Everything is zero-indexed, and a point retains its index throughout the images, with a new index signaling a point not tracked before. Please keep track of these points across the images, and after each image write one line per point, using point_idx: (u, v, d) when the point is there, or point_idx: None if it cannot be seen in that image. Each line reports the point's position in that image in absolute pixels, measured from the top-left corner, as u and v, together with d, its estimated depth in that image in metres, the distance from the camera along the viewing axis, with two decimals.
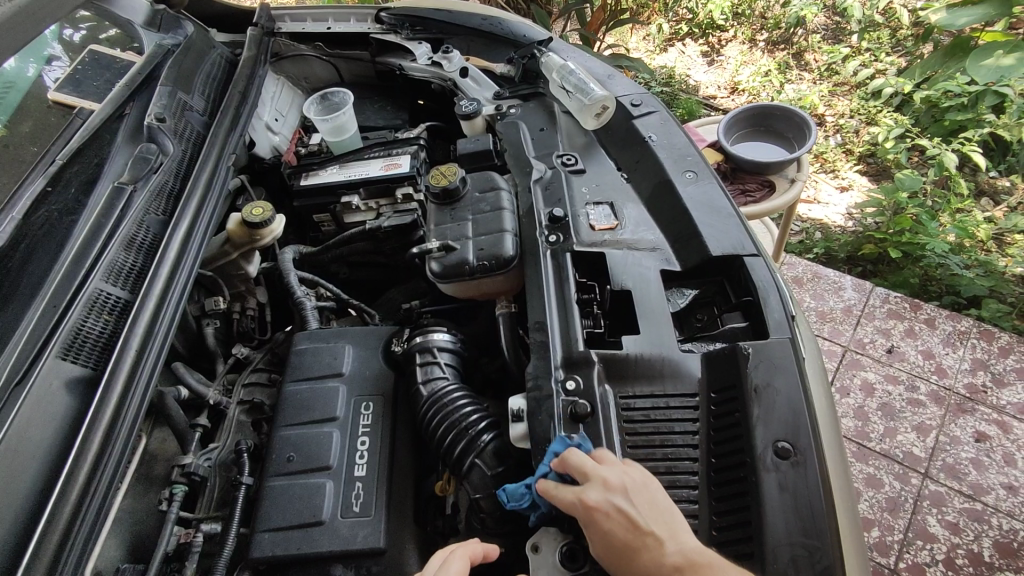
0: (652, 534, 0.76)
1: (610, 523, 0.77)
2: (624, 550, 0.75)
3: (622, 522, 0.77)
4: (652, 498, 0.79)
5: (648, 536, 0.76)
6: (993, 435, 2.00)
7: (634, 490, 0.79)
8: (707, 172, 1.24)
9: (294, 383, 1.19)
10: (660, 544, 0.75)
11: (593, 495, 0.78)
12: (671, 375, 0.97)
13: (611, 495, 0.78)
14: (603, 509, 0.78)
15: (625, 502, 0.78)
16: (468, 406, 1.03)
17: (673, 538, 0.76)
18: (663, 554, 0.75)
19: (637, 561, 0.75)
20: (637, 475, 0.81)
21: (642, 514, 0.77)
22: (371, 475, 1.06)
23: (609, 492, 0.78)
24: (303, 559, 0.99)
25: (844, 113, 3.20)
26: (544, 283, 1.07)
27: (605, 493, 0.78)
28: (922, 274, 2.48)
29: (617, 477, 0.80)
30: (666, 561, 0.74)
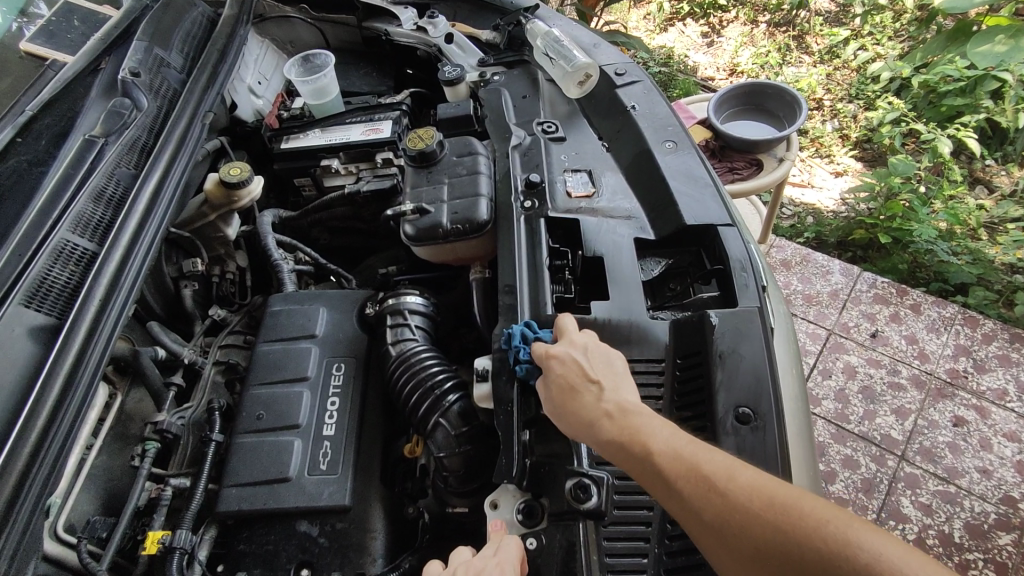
0: (595, 382, 0.79)
1: (562, 369, 0.82)
2: (567, 390, 0.80)
3: (574, 368, 0.81)
4: (608, 360, 0.82)
5: (590, 384, 0.79)
6: (971, 420, 2.01)
7: (594, 353, 0.83)
8: (687, 143, 1.23)
9: (267, 344, 1.20)
10: (599, 395, 0.78)
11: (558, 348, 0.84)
12: (638, 340, 0.97)
13: (571, 349, 0.83)
14: (561, 358, 0.83)
15: (580, 355, 0.82)
16: (436, 367, 1.03)
17: (613, 390, 0.78)
18: (598, 400, 0.77)
19: (574, 404, 0.78)
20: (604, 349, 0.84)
21: (595, 366, 0.81)
22: (339, 434, 1.07)
23: (572, 348, 0.84)
24: (268, 514, 1.00)
25: (842, 97, 3.17)
26: (516, 248, 1.06)
27: (569, 347, 0.84)
28: (910, 260, 2.48)
29: (574, 342, 0.84)
30: (599, 406, 0.76)
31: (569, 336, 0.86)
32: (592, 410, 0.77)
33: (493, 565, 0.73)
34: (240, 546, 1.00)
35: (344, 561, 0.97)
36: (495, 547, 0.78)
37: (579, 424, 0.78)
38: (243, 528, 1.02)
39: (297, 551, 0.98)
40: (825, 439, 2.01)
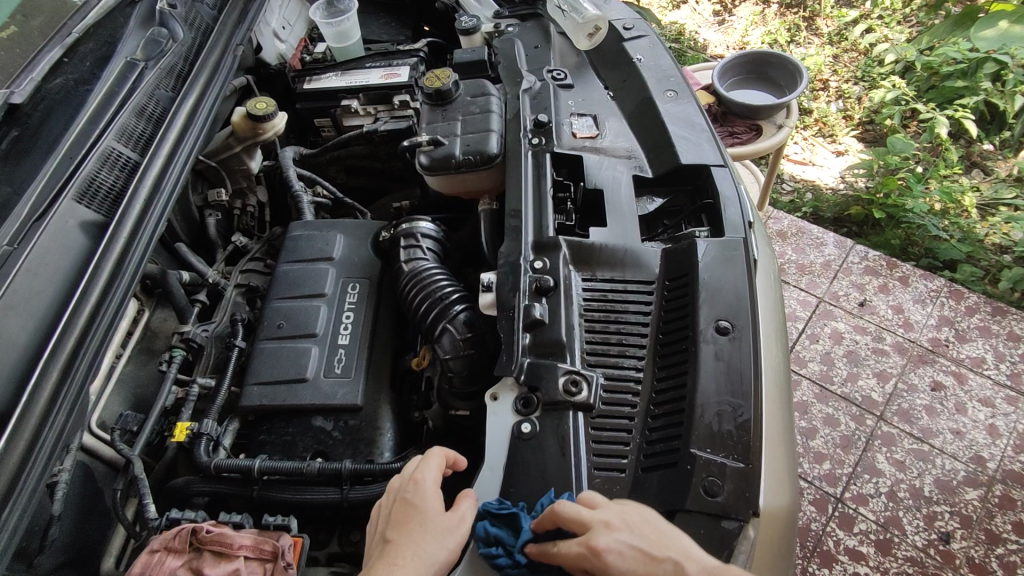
0: (667, 561, 0.72)
1: (623, 562, 0.72)
2: None
3: (629, 550, 0.72)
4: (649, 526, 0.75)
5: (662, 568, 0.71)
6: (948, 385, 2.10)
7: (636, 524, 0.75)
8: (687, 93, 1.31)
9: (287, 264, 1.29)
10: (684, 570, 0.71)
11: (601, 540, 0.72)
12: (631, 263, 1.06)
13: (618, 534, 0.73)
14: (613, 551, 0.72)
15: (629, 536, 0.73)
16: (445, 283, 1.12)
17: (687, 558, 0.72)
18: (683, 574, 0.70)
19: None
20: (631, 515, 0.76)
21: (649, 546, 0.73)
22: (353, 343, 1.16)
23: (614, 532, 0.73)
24: (288, 409, 1.10)
25: (848, 79, 3.21)
26: (523, 178, 1.15)
27: (612, 535, 0.73)
28: (903, 236, 2.55)
29: (608, 532, 0.73)
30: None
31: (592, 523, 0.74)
32: None
33: (413, 483, 0.85)
34: (260, 437, 1.10)
35: (355, 452, 1.07)
36: (421, 459, 0.89)
37: None
38: (264, 421, 1.12)
39: (313, 442, 1.07)
40: (808, 398, 2.11)
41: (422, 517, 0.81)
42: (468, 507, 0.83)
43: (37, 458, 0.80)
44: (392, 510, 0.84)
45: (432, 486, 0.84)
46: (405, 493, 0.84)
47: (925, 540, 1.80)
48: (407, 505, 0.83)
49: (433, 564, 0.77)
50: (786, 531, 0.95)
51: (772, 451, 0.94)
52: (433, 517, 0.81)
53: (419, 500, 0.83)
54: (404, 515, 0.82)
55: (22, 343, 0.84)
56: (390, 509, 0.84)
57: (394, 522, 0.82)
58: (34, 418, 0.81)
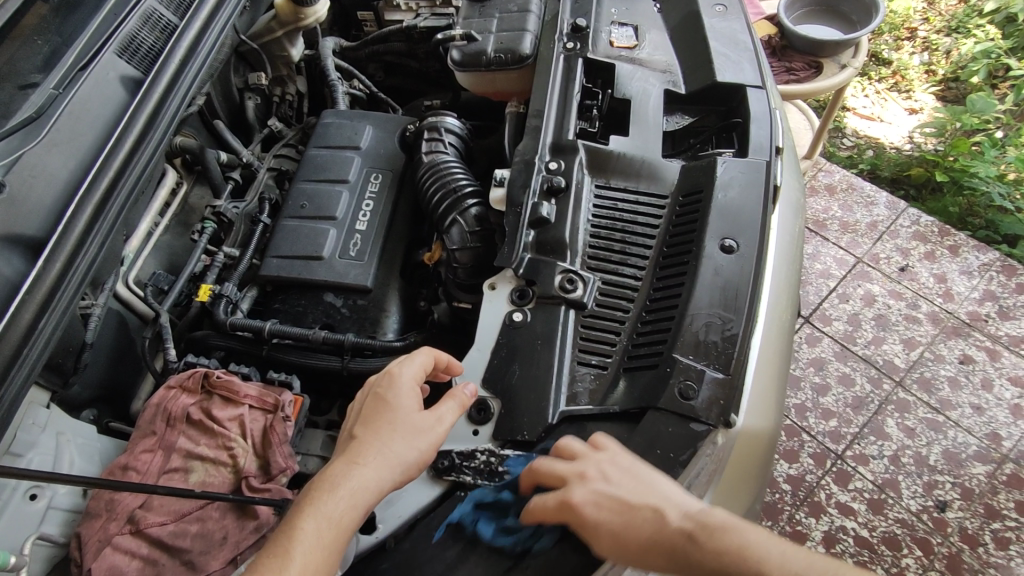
0: (645, 509, 0.71)
1: (597, 513, 0.72)
2: (619, 533, 0.71)
3: (608, 505, 0.72)
4: (645, 480, 0.73)
5: (643, 511, 0.71)
6: (978, 360, 2.03)
7: (619, 475, 0.74)
8: (737, 9, 1.24)
9: (317, 149, 1.32)
10: (660, 522, 0.70)
11: (576, 494, 0.73)
12: (647, 175, 1.04)
13: (594, 485, 0.73)
14: (588, 501, 0.72)
15: (608, 487, 0.73)
16: (461, 177, 1.13)
17: (672, 509, 0.71)
18: (665, 527, 0.69)
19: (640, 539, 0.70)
20: (617, 459, 0.75)
21: (630, 493, 0.72)
22: (370, 229, 1.20)
23: (590, 484, 0.73)
24: (302, 283, 1.16)
25: (938, 30, 2.96)
26: (551, 80, 1.13)
27: (588, 486, 0.73)
28: (963, 204, 2.41)
29: (593, 480, 0.73)
30: (674, 534, 0.69)
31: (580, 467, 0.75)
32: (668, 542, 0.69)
33: (390, 382, 0.83)
34: (275, 305, 1.17)
35: (360, 328, 1.13)
36: (404, 359, 0.86)
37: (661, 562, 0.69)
38: (280, 292, 1.18)
39: (322, 316, 1.14)
40: (826, 355, 2.09)
41: (393, 419, 0.79)
42: (447, 410, 0.82)
43: (70, 282, 0.87)
44: (364, 410, 0.82)
45: (408, 386, 0.82)
46: (380, 390, 0.82)
47: (920, 505, 1.80)
48: (381, 406, 0.81)
49: (400, 463, 0.76)
50: (763, 454, 0.95)
51: (762, 375, 0.94)
52: (405, 418, 0.80)
53: (394, 399, 0.81)
54: (376, 412, 0.81)
55: (62, 178, 0.91)
56: (362, 409, 0.82)
57: (364, 419, 0.81)
58: (70, 245, 0.87)
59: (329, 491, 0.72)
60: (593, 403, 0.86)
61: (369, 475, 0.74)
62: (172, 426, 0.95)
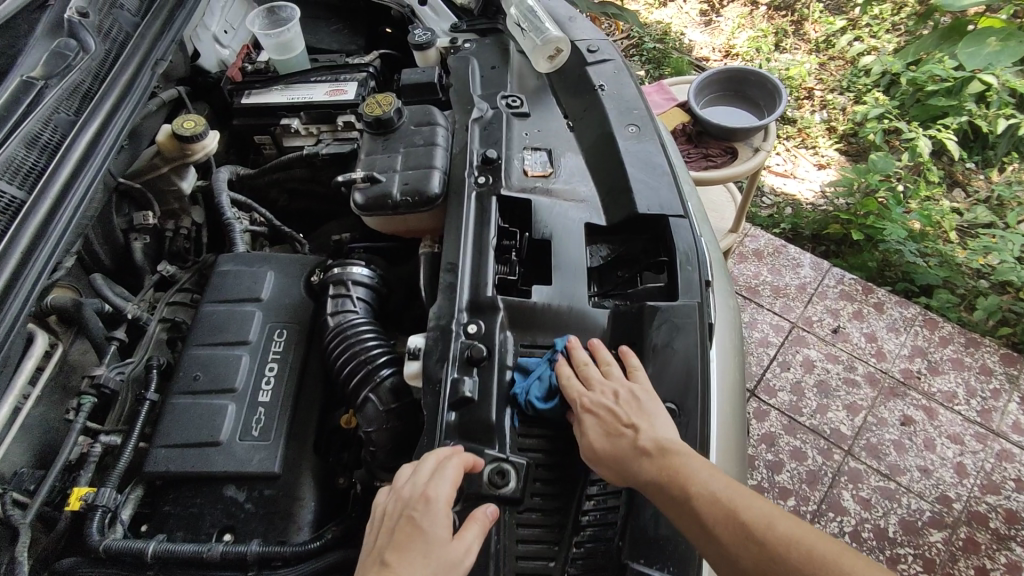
0: (631, 427, 0.83)
1: (594, 417, 0.85)
2: (603, 440, 0.83)
3: (605, 412, 0.85)
4: (641, 402, 0.85)
5: (627, 429, 0.83)
6: (918, 420, 2.05)
7: (623, 396, 0.86)
8: (650, 128, 1.21)
9: (211, 304, 1.18)
10: (637, 434, 0.82)
11: (588, 399, 0.86)
12: (575, 327, 0.97)
13: (604, 396, 0.86)
14: (592, 407, 0.85)
15: (612, 402, 0.85)
16: (372, 340, 1.01)
17: (650, 432, 0.82)
18: (637, 443, 0.81)
19: (614, 452, 0.82)
20: (636, 386, 0.87)
21: (625, 409, 0.85)
22: (274, 401, 1.07)
23: (603, 394, 0.86)
24: (197, 477, 1.00)
25: (833, 88, 3.15)
26: (463, 226, 1.05)
27: (599, 393, 0.86)
28: (880, 259, 2.49)
29: (597, 394, 0.86)
30: (636, 449, 0.81)
31: (598, 378, 0.88)
32: (631, 454, 0.81)
33: (421, 500, 0.77)
34: (165, 507, 1.00)
35: (269, 528, 0.98)
36: (434, 466, 0.80)
37: (618, 474, 0.82)
38: (171, 489, 1.02)
39: (224, 516, 0.98)
40: (776, 430, 2.06)
41: (422, 541, 0.75)
42: (474, 537, 0.76)
43: None
44: (394, 522, 0.78)
45: (444, 511, 0.77)
46: (413, 513, 0.77)
47: None
48: (411, 523, 0.76)
49: None
50: None
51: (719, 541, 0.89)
52: (438, 549, 0.75)
53: (427, 525, 0.76)
54: (408, 536, 0.75)
55: None
56: (391, 521, 0.78)
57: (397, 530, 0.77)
58: None
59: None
60: None
61: None
62: None
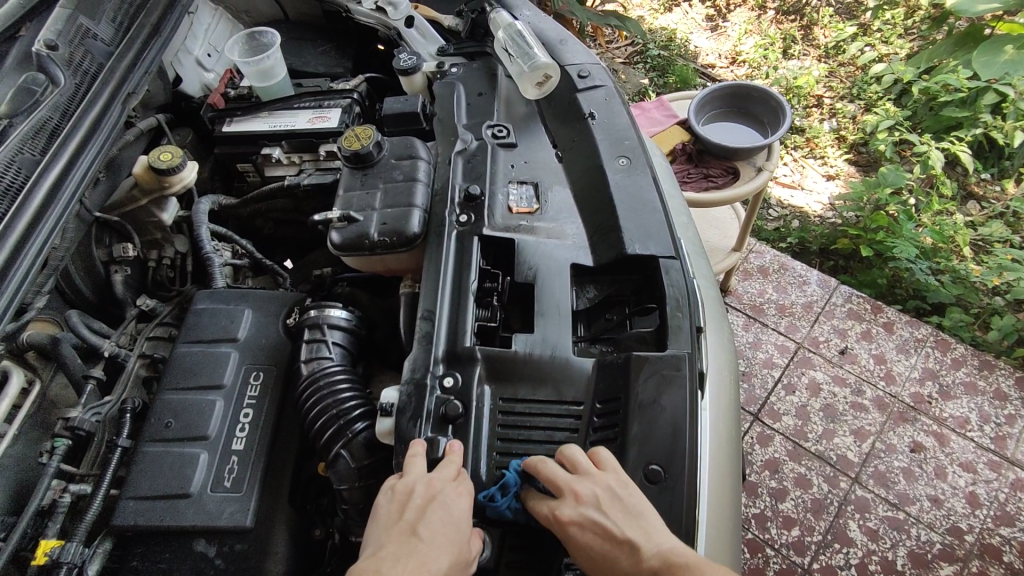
0: (626, 541, 0.76)
1: (584, 536, 0.77)
2: (601, 559, 0.77)
3: (594, 530, 0.77)
4: (625, 501, 0.78)
5: (621, 544, 0.76)
6: (929, 446, 1.97)
7: (605, 499, 0.78)
8: (642, 159, 1.16)
9: (186, 344, 1.14)
10: (635, 548, 0.76)
11: (566, 512, 0.78)
12: (557, 379, 0.92)
13: (583, 507, 0.78)
14: (576, 522, 0.78)
15: (597, 514, 0.78)
16: (346, 390, 0.97)
17: (648, 539, 0.76)
18: (637, 559, 0.75)
19: (616, 568, 0.76)
20: (613, 484, 0.79)
21: (612, 518, 0.78)
22: (247, 450, 1.02)
23: (581, 506, 0.78)
24: (166, 532, 0.96)
25: (843, 96, 3.07)
26: (442, 269, 1.00)
27: (579, 508, 0.78)
28: (890, 276, 2.41)
29: (576, 508, 0.78)
30: (641, 567, 0.75)
31: (571, 485, 0.79)
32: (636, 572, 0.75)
33: (449, 488, 0.79)
34: (132, 562, 0.96)
35: None
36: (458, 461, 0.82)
37: None
38: (139, 543, 0.97)
39: (191, 573, 0.94)
40: (780, 456, 1.99)
41: (450, 526, 0.76)
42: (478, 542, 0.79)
43: None
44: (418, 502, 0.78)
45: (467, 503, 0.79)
46: (442, 499, 0.78)
47: None
48: (440, 505, 0.77)
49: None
50: None
51: None
52: (460, 538, 0.77)
53: (456, 511, 0.78)
54: (437, 520, 0.76)
55: None
56: (415, 501, 0.78)
57: (423, 511, 0.77)
58: None
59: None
60: None
61: None
62: None
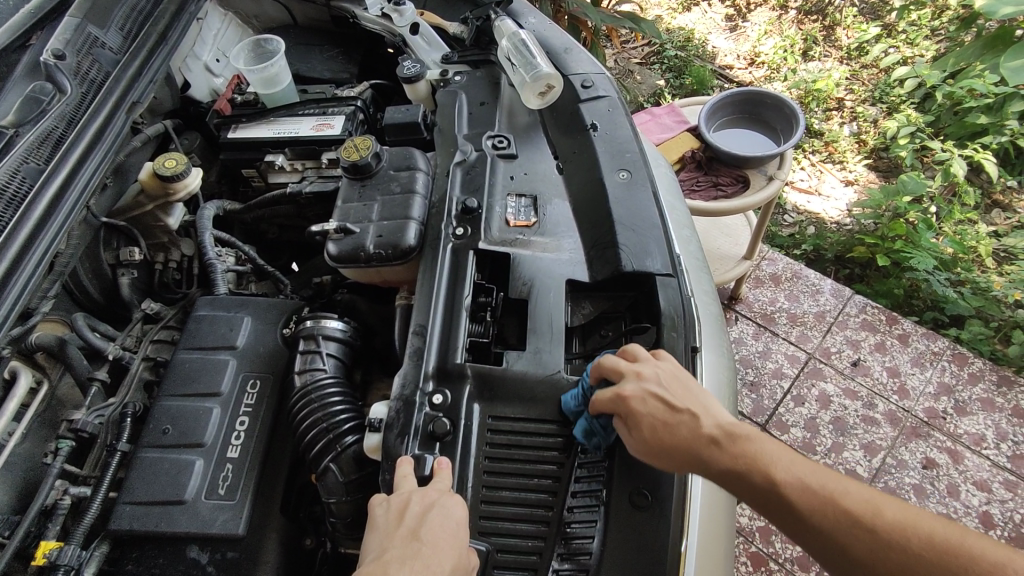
0: (688, 412, 0.80)
1: (645, 408, 0.81)
2: (661, 429, 0.79)
3: (659, 406, 0.80)
4: (688, 385, 0.84)
5: (684, 414, 0.80)
6: (942, 464, 1.93)
7: (665, 377, 0.84)
8: (643, 172, 1.14)
9: (186, 351, 1.15)
10: (699, 419, 0.80)
11: (628, 387, 0.82)
12: (547, 398, 0.91)
13: (646, 383, 0.82)
14: (639, 397, 0.81)
15: (658, 389, 0.82)
16: (338, 403, 0.97)
17: (708, 413, 0.81)
18: (698, 428, 0.79)
19: (676, 435, 0.79)
20: (666, 364, 0.86)
21: (675, 396, 0.82)
22: (242, 457, 1.03)
23: (643, 382, 0.83)
24: (160, 537, 0.97)
25: (864, 100, 3.00)
26: (436, 283, 1.00)
27: (640, 384, 0.82)
28: (907, 286, 2.35)
29: (648, 377, 0.83)
30: (702, 434, 0.79)
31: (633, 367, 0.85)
32: (695, 440, 0.78)
33: (446, 495, 0.79)
34: (128, 566, 0.98)
35: None
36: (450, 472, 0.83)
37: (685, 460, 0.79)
38: (134, 548, 0.99)
39: None
40: None
41: (452, 530, 0.76)
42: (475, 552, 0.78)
43: None
44: (418, 510, 0.77)
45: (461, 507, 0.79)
46: (436, 503, 0.78)
47: None
48: (439, 512, 0.77)
49: None
50: None
51: None
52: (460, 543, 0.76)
53: (453, 514, 0.77)
54: (434, 523, 0.76)
55: None
56: (415, 508, 0.77)
57: (424, 517, 0.76)
58: None
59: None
60: None
61: None
62: None
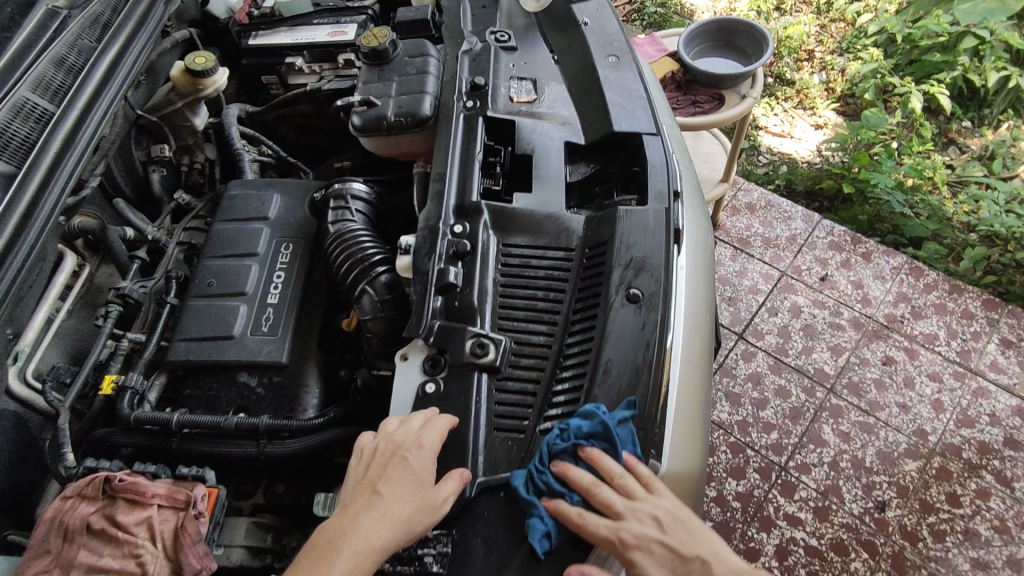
0: (689, 560, 0.81)
1: (643, 553, 0.80)
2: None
3: (655, 541, 0.81)
4: (685, 526, 0.83)
5: (685, 563, 0.81)
6: (899, 360, 2.13)
7: (667, 521, 0.82)
8: (629, 58, 1.29)
9: (223, 222, 1.29)
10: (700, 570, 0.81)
11: (629, 529, 0.80)
12: (551, 229, 1.06)
13: (644, 527, 0.81)
14: (636, 538, 0.80)
15: (656, 532, 0.81)
16: (369, 244, 1.12)
17: (706, 562, 0.83)
18: (701, 574, 0.81)
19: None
20: (667, 504, 0.84)
21: (673, 535, 0.82)
22: (282, 303, 1.17)
23: (642, 524, 0.81)
24: (214, 366, 1.12)
25: (833, 51, 3.17)
26: (452, 143, 1.14)
27: (641, 526, 0.81)
28: (870, 212, 2.54)
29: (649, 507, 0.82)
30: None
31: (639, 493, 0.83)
32: None
33: (411, 443, 0.85)
34: (186, 391, 1.12)
35: (278, 407, 1.10)
36: (423, 422, 0.88)
37: None
38: (191, 377, 1.13)
39: (237, 398, 1.10)
40: (762, 369, 2.14)
41: (410, 480, 0.83)
42: (451, 490, 0.83)
43: None
44: (381, 461, 0.85)
45: (426, 454, 0.84)
46: (397, 453, 0.85)
47: (861, 508, 1.85)
48: (399, 463, 0.84)
49: (403, 530, 0.80)
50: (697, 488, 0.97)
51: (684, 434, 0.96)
52: (421, 489, 0.82)
53: (412, 462, 0.83)
54: (393, 470, 0.83)
55: None
56: (379, 459, 0.86)
57: (385, 467, 0.84)
58: None
59: (342, 549, 0.78)
60: (513, 468, 0.87)
61: (373, 535, 0.78)
62: (70, 539, 0.88)
